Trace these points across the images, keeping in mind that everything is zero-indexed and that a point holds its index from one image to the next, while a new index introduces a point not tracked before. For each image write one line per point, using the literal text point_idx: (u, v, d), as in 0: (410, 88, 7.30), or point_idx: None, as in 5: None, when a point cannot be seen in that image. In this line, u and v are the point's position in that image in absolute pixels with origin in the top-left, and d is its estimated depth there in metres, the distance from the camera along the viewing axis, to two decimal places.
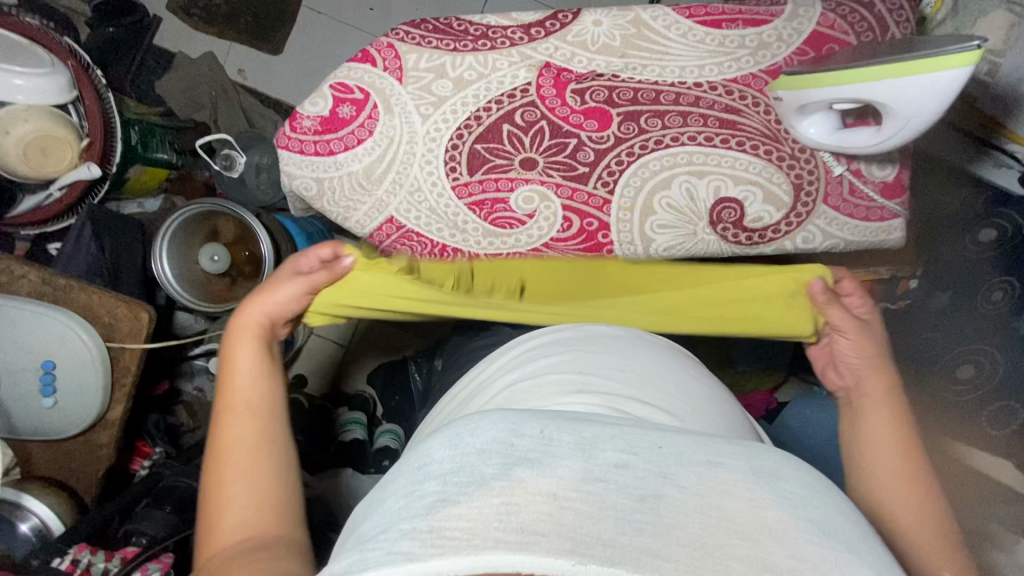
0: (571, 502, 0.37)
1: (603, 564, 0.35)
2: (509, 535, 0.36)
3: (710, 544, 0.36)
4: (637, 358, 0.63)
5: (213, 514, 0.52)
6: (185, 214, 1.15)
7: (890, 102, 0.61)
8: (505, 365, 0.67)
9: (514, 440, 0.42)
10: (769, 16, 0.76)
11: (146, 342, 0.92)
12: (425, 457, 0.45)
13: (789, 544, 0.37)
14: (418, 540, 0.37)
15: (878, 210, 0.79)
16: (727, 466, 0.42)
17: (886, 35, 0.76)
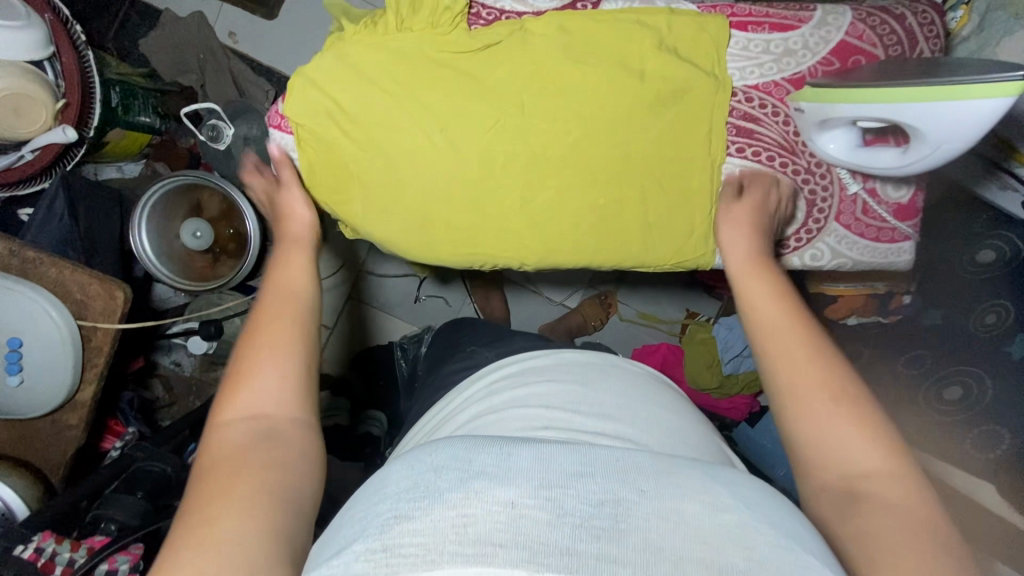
0: (528, 510, 0.35)
1: (559, 572, 0.32)
2: (465, 548, 0.33)
3: (666, 547, 0.33)
4: (616, 380, 0.60)
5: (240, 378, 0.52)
6: (168, 183, 1.09)
7: (918, 124, 0.58)
8: (469, 398, 0.63)
9: (471, 451, 0.40)
10: (795, 21, 0.72)
11: (122, 323, 0.87)
12: (374, 483, 0.42)
13: (750, 546, 0.34)
14: (372, 561, 0.33)
15: (889, 231, 0.77)
16: (682, 474, 0.39)
17: (914, 49, 0.73)
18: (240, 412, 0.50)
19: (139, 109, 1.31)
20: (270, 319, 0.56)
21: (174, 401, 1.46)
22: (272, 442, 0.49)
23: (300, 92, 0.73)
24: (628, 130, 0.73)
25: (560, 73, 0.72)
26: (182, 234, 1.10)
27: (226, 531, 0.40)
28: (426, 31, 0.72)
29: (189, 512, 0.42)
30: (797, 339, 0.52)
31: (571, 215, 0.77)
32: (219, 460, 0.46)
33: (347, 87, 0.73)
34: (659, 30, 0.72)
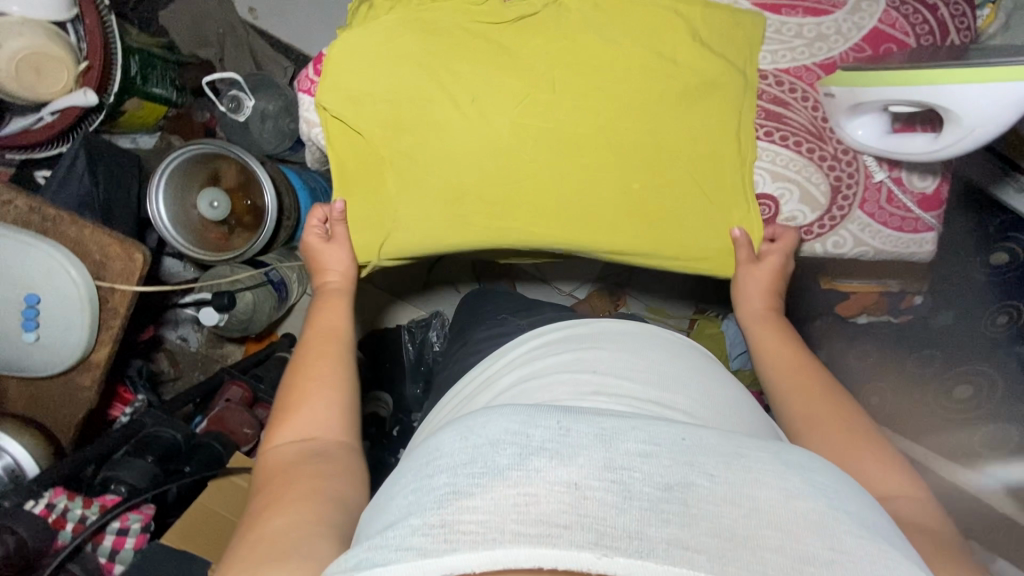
0: (592, 492, 0.35)
1: (630, 556, 0.32)
2: (527, 528, 0.33)
3: (743, 535, 0.33)
4: (654, 362, 0.60)
5: (289, 409, 0.59)
6: (190, 151, 1.08)
7: (952, 107, 0.58)
8: (510, 361, 0.65)
9: (526, 429, 0.40)
10: (829, 6, 0.73)
11: (140, 285, 0.87)
12: (425, 458, 0.42)
13: (831, 534, 0.34)
14: (430, 535, 0.34)
15: (913, 221, 0.77)
16: (753, 456, 0.39)
17: (946, 40, 0.73)
18: (291, 434, 0.58)
19: (155, 82, 1.30)
20: (315, 353, 0.64)
21: (179, 376, 1.47)
22: (319, 458, 0.56)
23: (333, 78, 0.73)
24: (667, 117, 0.73)
25: (598, 63, 0.73)
26: (199, 203, 1.10)
27: (278, 528, 0.47)
28: (462, 4, 0.74)
29: (251, 516, 0.50)
30: (807, 378, 0.62)
31: (609, 200, 0.75)
32: (272, 475, 0.54)
33: (380, 62, 0.73)
34: (692, 26, 0.73)
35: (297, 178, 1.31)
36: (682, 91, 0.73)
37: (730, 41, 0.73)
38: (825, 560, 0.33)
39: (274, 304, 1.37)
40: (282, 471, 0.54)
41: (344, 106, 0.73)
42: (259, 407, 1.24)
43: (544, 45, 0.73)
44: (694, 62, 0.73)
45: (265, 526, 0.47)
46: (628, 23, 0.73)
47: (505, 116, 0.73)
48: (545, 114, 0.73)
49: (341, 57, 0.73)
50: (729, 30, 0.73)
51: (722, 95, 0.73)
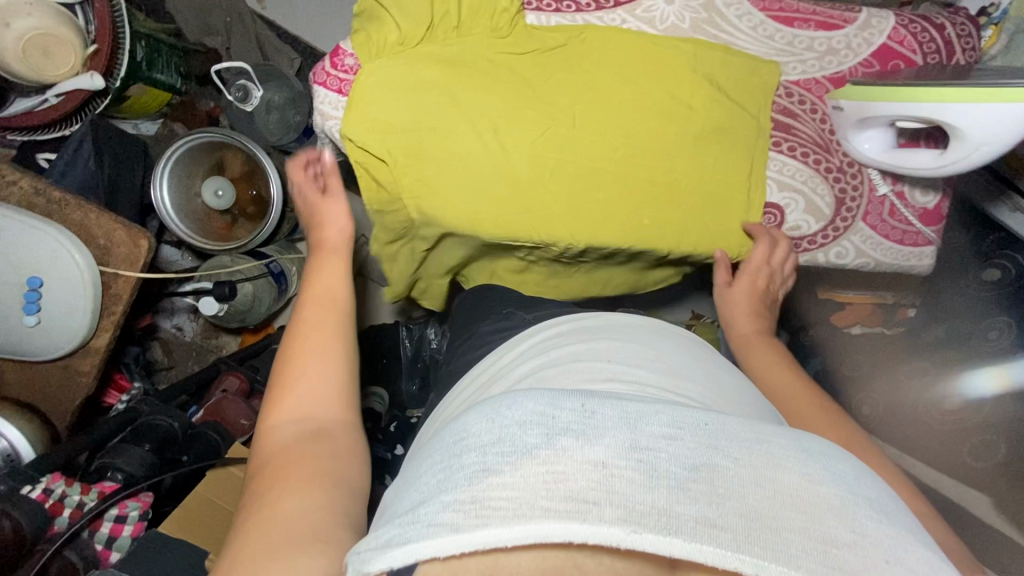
0: (620, 470, 0.35)
1: (659, 533, 0.33)
2: (558, 504, 0.34)
3: (768, 515, 0.34)
4: (665, 354, 0.62)
5: (287, 385, 0.57)
6: (190, 141, 1.08)
7: (961, 126, 0.59)
8: (521, 355, 0.66)
9: (550, 412, 0.40)
10: (840, 21, 0.74)
11: (143, 272, 0.87)
12: (453, 435, 0.42)
13: (853, 519, 0.35)
14: (461, 511, 0.34)
15: (914, 235, 0.79)
16: (775, 442, 0.39)
17: (951, 59, 0.75)
18: (288, 406, 0.56)
19: (161, 68, 1.28)
20: (311, 319, 0.61)
21: (173, 365, 1.46)
22: (318, 434, 0.54)
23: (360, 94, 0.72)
24: (683, 150, 0.74)
25: (616, 87, 0.73)
26: (203, 191, 1.09)
27: (287, 512, 0.46)
28: (487, 35, 0.73)
29: (255, 496, 0.48)
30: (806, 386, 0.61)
31: (622, 221, 0.75)
32: (273, 452, 0.52)
33: (398, 93, 0.72)
34: (712, 71, 0.74)
35: None
36: (699, 126, 0.74)
37: (746, 76, 0.74)
38: (847, 543, 0.33)
39: (274, 296, 1.35)
40: (285, 447, 0.52)
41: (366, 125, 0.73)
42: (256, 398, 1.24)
43: (565, 62, 0.73)
44: (711, 95, 0.73)
45: (274, 509, 0.46)
46: (650, 47, 0.73)
47: (523, 130, 0.73)
48: (564, 132, 0.73)
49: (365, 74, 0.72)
50: (743, 70, 0.74)
51: (737, 130, 0.75)
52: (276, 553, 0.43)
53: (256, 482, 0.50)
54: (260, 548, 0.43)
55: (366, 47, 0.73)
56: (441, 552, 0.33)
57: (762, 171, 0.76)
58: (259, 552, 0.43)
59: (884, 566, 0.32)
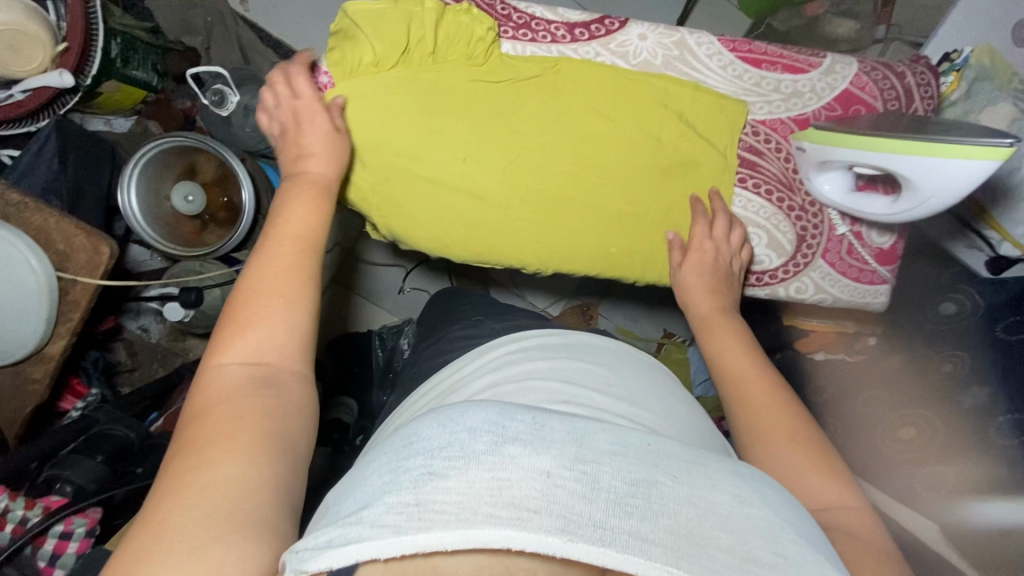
0: (563, 481, 0.36)
1: (592, 543, 0.34)
2: (500, 511, 0.35)
3: (697, 532, 0.36)
4: (621, 377, 0.63)
5: (239, 326, 0.51)
6: (163, 143, 1.07)
7: (913, 176, 0.61)
8: (486, 364, 0.66)
9: (502, 419, 0.40)
10: (806, 65, 0.76)
11: (103, 280, 0.85)
12: (404, 436, 0.42)
13: (775, 542, 0.36)
14: (405, 514, 0.35)
15: (870, 273, 0.82)
16: (711, 468, 0.40)
17: (910, 107, 0.77)
18: (239, 355, 0.50)
19: (135, 65, 1.26)
20: (277, 261, 0.55)
21: (137, 367, 1.43)
22: (268, 388, 0.48)
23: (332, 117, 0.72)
24: (650, 189, 0.77)
25: (589, 115, 0.75)
26: (172, 196, 1.07)
27: (225, 474, 0.41)
28: (462, 62, 0.74)
29: (190, 445, 0.43)
30: (755, 382, 0.59)
31: (589, 245, 0.78)
32: (215, 401, 0.46)
33: (370, 111, 0.72)
34: (681, 108, 0.76)
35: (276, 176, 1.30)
36: (666, 164, 0.76)
37: (715, 114, 0.76)
38: (766, 563, 0.35)
39: None
40: (231, 398, 0.46)
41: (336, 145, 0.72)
42: None
43: (540, 86, 0.74)
44: (679, 133, 0.75)
45: (213, 468, 0.41)
46: (625, 80, 0.75)
47: (495, 154, 0.74)
48: (535, 157, 0.74)
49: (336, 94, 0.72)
50: (713, 108, 0.76)
51: (702, 166, 0.77)
52: (209, 517, 0.38)
53: (189, 430, 0.45)
54: (192, 510, 0.38)
55: (339, 65, 0.72)
56: (383, 552, 0.34)
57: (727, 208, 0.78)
58: (190, 513, 0.38)
59: None
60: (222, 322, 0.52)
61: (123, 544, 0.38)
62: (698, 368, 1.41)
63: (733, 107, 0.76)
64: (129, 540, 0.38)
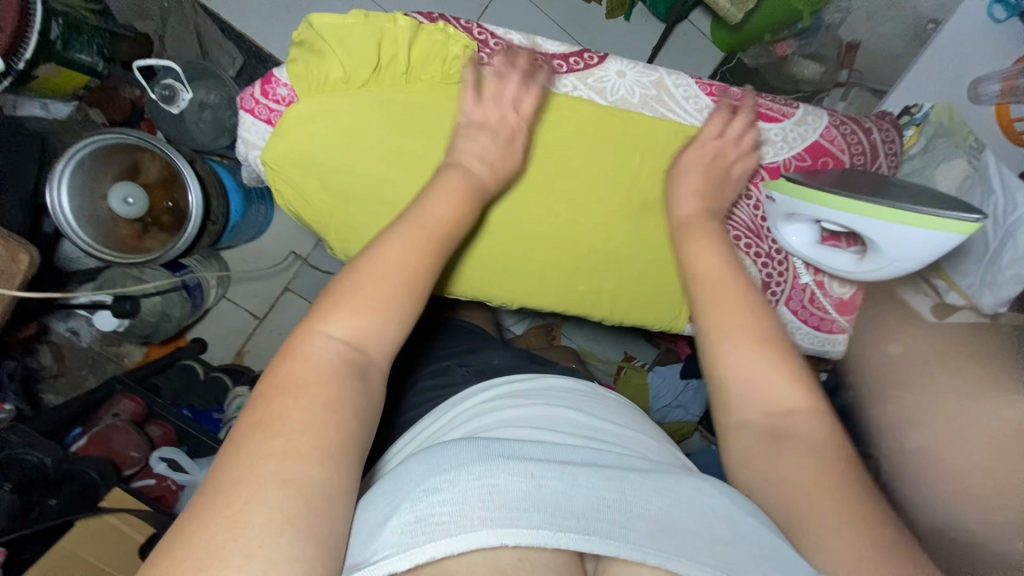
0: (547, 481, 0.42)
1: (580, 534, 0.40)
2: (495, 513, 0.39)
3: (666, 519, 0.42)
4: (592, 420, 0.60)
5: (347, 299, 0.49)
6: (96, 144, 0.97)
7: (879, 240, 0.62)
8: (454, 420, 0.64)
9: (485, 440, 0.45)
10: (779, 115, 0.76)
11: (21, 291, 0.76)
12: (400, 466, 0.46)
13: (735, 523, 0.43)
14: (409, 531, 0.39)
15: (829, 322, 0.82)
16: (674, 475, 0.46)
17: (874, 163, 0.79)
18: (342, 336, 0.47)
19: (80, 48, 1.15)
20: (396, 248, 0.52)
21: (63, 372, 1.30)
22: (359, 388, 0.46)
23: (287, 139, 0.67)
24: (621, 227, 0.75)
25: (562, 148, 0.72)
26: (109, 198, 0.99)
27: (308, 476, 0.40)
28: (437, 82, 0.69)
29: (273, 431, 0.41)
30: (727, 291, 0.57)
31: (565, 281, 0.76)
32: (303, 382, 0.44)
33: (337, 135, 0.67)
34: (661, 149, 0.74)
35: (230, 178, 1.23)
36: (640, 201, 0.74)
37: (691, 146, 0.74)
38: (730, 541, 0.41)
39: (186, 309, 1.28)
40: (326, 388, 0.44)
41: (292, 167, 0.68)
42: (153, 424, 1.15)
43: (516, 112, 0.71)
44: (656, 167, 0.74)
45: (297, 469, 0.40)
46: (602, 114, 0.73)
47: None
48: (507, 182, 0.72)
49: (294, 108, 0.66)
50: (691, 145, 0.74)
51: None
52: (282, 524, 0.37)
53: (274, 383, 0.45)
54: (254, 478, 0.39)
55: (303, 80, 0.67)
56: (394, 569, 0.38)
57: None
58: (266, 516, 0.37)
59: (757, 563, 0.40)
60: (336, 290, 0.49)
61: (194, 531, 0.37)
62: (656, 395, 1.43)
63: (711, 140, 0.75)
64: (203, 527, 0.37)
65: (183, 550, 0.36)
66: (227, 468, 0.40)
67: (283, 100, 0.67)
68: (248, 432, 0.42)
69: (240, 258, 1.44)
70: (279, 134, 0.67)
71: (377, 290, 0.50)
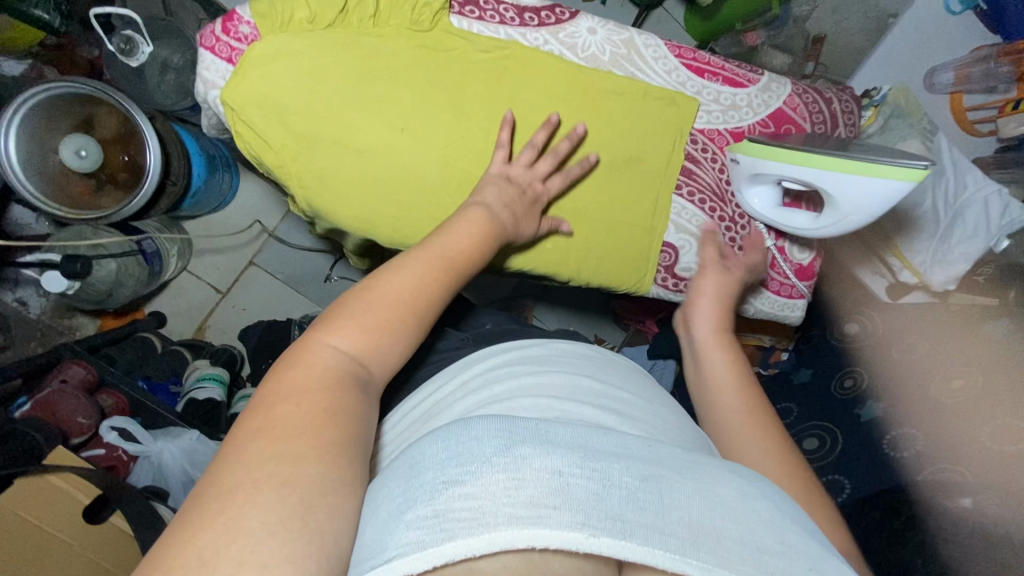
0: (576, 479, 0.37)
1: (614, 537, 0.35)
2: (519, 510, 0.35)
3: (707, 523, 0.37)
4: (618, 394, 0.60)
5: (355, 313, 0.48)
6: (54, 90, 0.93)
7: (835, 193, 0.64)
8: (468, 387, 0.63)
9: (510, 424, 0.41)
10: (744, 80, 0.78)
11: None
12: (414, 451, 0.42)
13: (781, 532, 0.38)
14: (427, 527, 0.35)
15: (789, 287, 0.85)
16: (714, 473, 0.42)
17: (834, 131, 0.81)
18: (346, 349, 0.46)
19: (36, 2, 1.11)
20: (411, 278, 0.52)
21: (9, 345, 1.20)
22: (360, 394, 0.45)
23: (249, 81, 0.65)
24: (590, 185, 0.75)
25: (534, 104, 0.72)
26: (61, 148, 0.94)
27: (305, 474, 0.37)
28: (406, 28, 0.70)
29: (271, 438, 0.38)
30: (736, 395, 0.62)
31: (546, 251, 0.77)
32: (302, 388, 0.42)
33: (302, 77, 0.66)
34: (630, 109, 0.75)
35: (192, 142, 1.19)
36: (615, 162, 0.75)
37: (658, 108, 0.76)
38: (776, 551, 0.37)
39: (142, 276, 1.24)
40: (327, 396, 0.43)
41: (252, 109, 0.66)
42: (104, 392, 1.10)
43: (489, 67, 0.71)
44: (627, 131, 0.75)
45: (295, 469, 0.37)
46: (576, 72, 0.73)
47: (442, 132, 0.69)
48: (477, 137, 0.70)
49: (258, 47, 0.65)
50: (660, 109, 0.75)
51: (645, 166, 0.77)
52: (278, 526, 0.34)
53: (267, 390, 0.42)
54: (247, 476, 0.36)
55: (266, 18, 0.66)
56: (410, 569, 0.33)
57: (665, 213, 0.78)
58: (261, 520, 0.34)
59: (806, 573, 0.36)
60: (351, 304, 0.49)
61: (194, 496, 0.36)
62: None
63: (685, 105, 0.76)
64: (195, 536, 0.33)
65: (199, 518, 0.34)
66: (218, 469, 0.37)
67: (245, 38, 0.66)
68: (247, 437, 0.39)
69: (202, 229, 1.39)
70: (242, 73, 0.65)
71: (388, 310, 0.49)
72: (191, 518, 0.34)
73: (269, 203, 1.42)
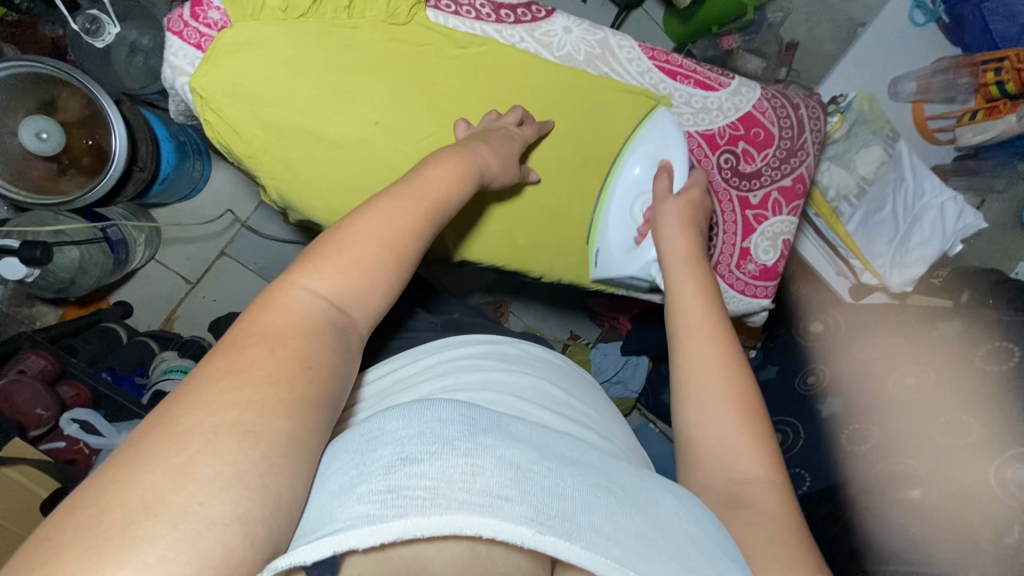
0: (533, 474, 0.37)
1: (560, 537, 0.35)
2: (473, 497, 0.34)
3: (649, 539, 0.38)
4: (570, 399, 0.62)
5: (333, 253, 0.45)
6: (10, 69, 0.90)
7: None
8: (441, 369, 0.63)
9: (472, 408, 0.40)
10: (715, 84, 0.80)
11: None
12: (370, 422, 0.41)
13: (712, 560, 0.40)
14: (377, 502, 0.34)
15: (753, 287, 0.86)
16: (657, 486, 0.44)
17: (802, 137, 0.83)
18: (323, 290, 0.44)
19: None
20: (399, 217, 0.49)
21: None
22: (339, 351, 0.43)
23: (215, 67, 0.64)
24: (564, 182, 0.76)
25: (506, 99, 0.72)
26: (20, 132, 0.91)
27: (270, 428, 0.35)
28: (381, 20, 0.69)
29: (239, 380, 0.36)
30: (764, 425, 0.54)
31: (521, 250, 0.78)
32: (281, 335, 0.40)
33: (271, 65, 0.65)
34: (604, 108, 0.76)
35: (160, 125, 1.16)
36: (589, 161, 0.76)
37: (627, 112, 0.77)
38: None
39: (107, 265, 1.21)
40: (304, 343, 0.40)
41: (219, 97, 0.65)
42: (64, 384, 1.07)
43: (464, 64, 0.71)
44: (600, 129, 0.76)
45: (259, 420, 0.35)
46: (551, 70, 0.74)
47: (414, 124, 0.69)
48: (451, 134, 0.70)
49: (228, 32, 0.64)
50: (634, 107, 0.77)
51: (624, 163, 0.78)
52: (232, 480, 0.33)
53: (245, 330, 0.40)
54: (202, 420, 0.34)
55: (237, 5, 0.65)
56: (355, 543, 0.32)
57: None
58: (217, 468, 0.32)
59: None
60: (320, 245, 0.46)
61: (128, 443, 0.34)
62: (598, 370, 1.47)
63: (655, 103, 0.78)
64: (143, 472, 0.32)
65: (143, 469, 0.32)
66: (176, 398, 0.36)
67: (214, 23, 0.65)
68: (213, 376, 0.37)
69: (171, 217, 1.36)
70: (210, 60, 0.64)
71: (372, 253, 0.47)
72: (142, 456, 0.32)
73: (241, 193, 1.39)
